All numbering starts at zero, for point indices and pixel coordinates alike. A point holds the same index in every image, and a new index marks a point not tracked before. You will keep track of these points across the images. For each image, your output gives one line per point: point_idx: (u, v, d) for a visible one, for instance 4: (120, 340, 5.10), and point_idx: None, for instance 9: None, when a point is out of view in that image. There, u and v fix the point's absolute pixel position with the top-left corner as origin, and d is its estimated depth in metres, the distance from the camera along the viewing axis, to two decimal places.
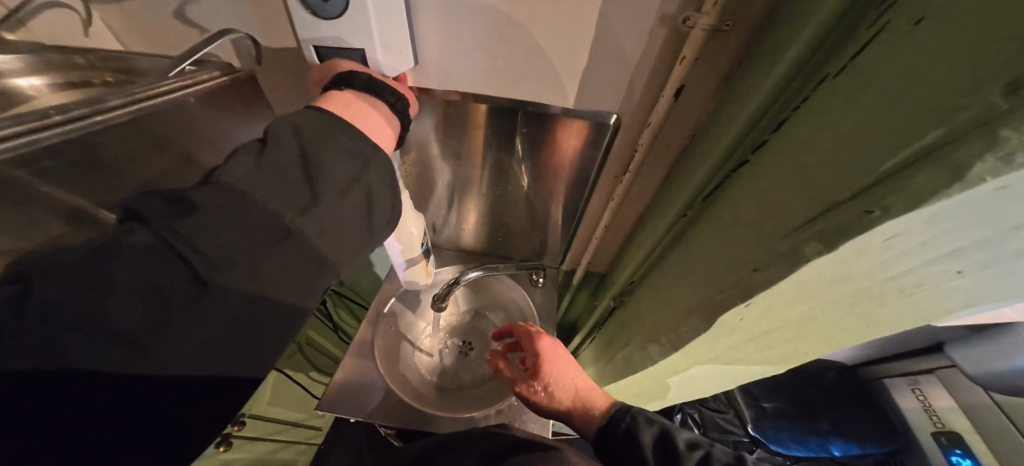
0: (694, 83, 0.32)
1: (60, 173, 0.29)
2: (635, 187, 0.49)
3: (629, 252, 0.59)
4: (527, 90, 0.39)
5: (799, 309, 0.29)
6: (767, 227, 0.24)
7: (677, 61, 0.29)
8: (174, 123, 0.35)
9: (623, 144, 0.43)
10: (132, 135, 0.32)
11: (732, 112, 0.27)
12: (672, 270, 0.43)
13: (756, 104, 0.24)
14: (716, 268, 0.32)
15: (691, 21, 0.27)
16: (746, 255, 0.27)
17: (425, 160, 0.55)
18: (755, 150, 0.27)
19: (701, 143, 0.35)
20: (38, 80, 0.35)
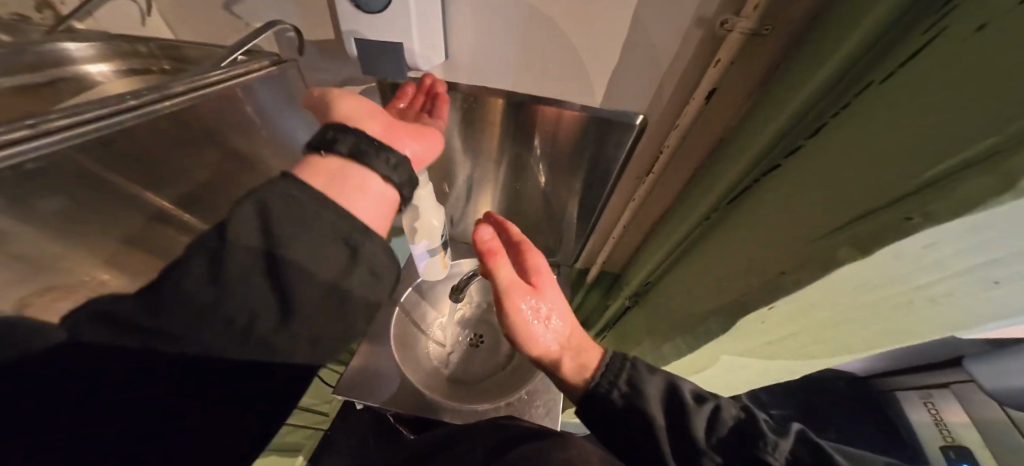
0: (728, 85, 0.32)
1: (115, 158, 0.30)
2: (658, 187, 0.49)
3: (646, 252, 0.60)
4: (556, 88, 0.39)
5: (823, 313, 0.30)
6: (797, 230, 0.25)
7: (712, 64, 0.30)
8: (218, 113, 0.36)
9: (649, 143, 0.43)
10: (181, 125, 0.33)
11: (767, 115, 0.28)
12: (692, 272, 0.43)
13: (795, 108, 0.24)
14: (740, 270, 0.32)
15: (729, 24, 0.27)
16: (773, 257, 0.27)
17: (446, 154, 0.56)
18: (789, 155, 0.27)
19: (729, 146, 0.35)
20: (107, 67, 0.38)
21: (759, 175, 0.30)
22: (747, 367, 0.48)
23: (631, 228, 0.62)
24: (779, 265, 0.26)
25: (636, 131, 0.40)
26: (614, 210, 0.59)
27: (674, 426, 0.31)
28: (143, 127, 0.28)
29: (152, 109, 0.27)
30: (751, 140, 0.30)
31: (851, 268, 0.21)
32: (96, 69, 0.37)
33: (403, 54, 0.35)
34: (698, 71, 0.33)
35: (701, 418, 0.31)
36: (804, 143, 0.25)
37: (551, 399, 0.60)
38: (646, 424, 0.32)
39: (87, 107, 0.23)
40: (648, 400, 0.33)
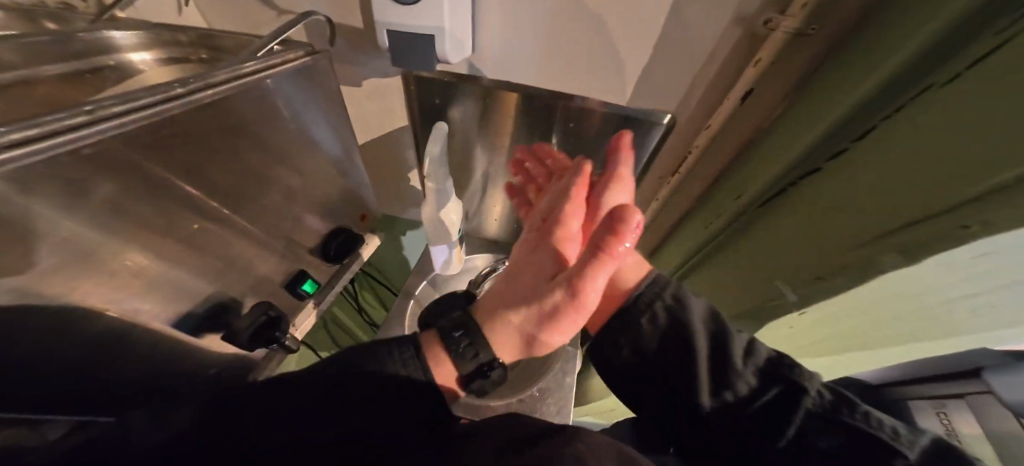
0: (763, 86, 0.31)
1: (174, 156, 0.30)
2: (682, 187, 0.49)
3: (666, 251, 0.60)
4: (584, 80, 0.40)
5: (854, 318, 0.29)
6: (842, 231, 0.24)
7: (751, 63, 0.29)
8: (263, 112, 0.37)
9: (676, 142, 0.43)
10: (225, 119, 0.33)
11: (805, 117, 0.27)
12: (718, 274, 0.43)
13: (835, 112, 0.23)
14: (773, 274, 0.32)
15: (773, 23, 0.26)
16: (813, 257, 0.27)
17: (465, 148, 0.57)
18: (830, 159, 0.25)
19: (758, 147, 0.35)
20: (149, 55, 0.39)
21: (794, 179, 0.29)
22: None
23: (649, 227, 0.61)
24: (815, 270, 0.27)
25: (658, 132, 0.40)
26: (634, 210, 0.59)
27: (713, 348, 0.29)
28: (188, 118, 0.29)
29: (201, 96, 0.27)
30: (785, 143, 0.29)
31: (901, 273, 0.21)
32: (138, 57, 0.39)
33: (434, 48, 0.36)
34: (734, 70, 0.32)
35: (742, 344, 0.29)
36: (846, 147, 0.24)
37: (563, 397, 0.61)
38: (688, 339, 0.30)
39: (139, 95, 0.24)
40: (689, 316, 0.31)
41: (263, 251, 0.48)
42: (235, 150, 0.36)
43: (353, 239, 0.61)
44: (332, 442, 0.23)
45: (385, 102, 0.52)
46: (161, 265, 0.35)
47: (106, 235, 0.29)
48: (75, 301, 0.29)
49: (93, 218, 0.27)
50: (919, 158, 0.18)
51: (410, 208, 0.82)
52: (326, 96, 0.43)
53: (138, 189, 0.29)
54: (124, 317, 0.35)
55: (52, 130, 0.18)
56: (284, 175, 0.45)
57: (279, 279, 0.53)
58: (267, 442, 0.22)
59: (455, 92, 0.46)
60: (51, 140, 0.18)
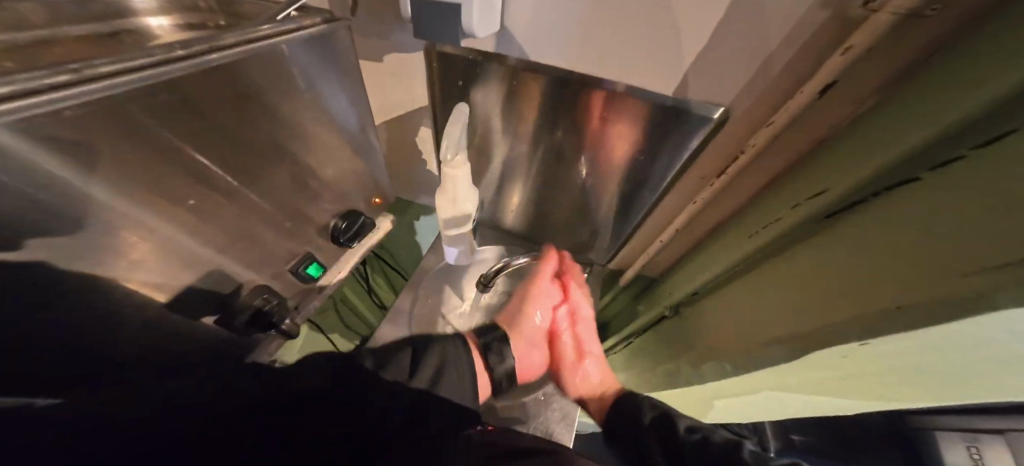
0: (850, 79, 0.27)
1: (187, 126, 0.29)
2: (728, 188, 0.45)
3: (698, 258, 0.56)
4: (629, 63, 0.36)
5: (913, 362, 0.25)
6: (930, 265, 0.19)
7: (840, 51, 0.24)
8: (280, 83, 0.35)
9: (731, 138, 0.39)
10: (237, 87, 0.31)
11: (903, 119, 0.23)
12: (760, 290, 0.39)
13: (945, 117, 0.19)
14: (830, 297, 0.28)
15: (877, 2, 0.21)
16: (887, 289, 0.22)
17: (485, 136, 0.54)
18: (932, 170, 0.20)
19: (835, 149, 0.31)
20: (167, 21, 0.37)
21: (877, 190, 0.25)
22: (787, 398, 0.43)
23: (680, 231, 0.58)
24: (897, 297, 0.21)
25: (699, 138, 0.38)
26: (669, 209, 0.56)
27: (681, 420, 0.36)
28: (204, 85, 0.28)
29: (204, 62, 0.26)
30: (874, 147, 0.25)
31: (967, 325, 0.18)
32: (155, 22, 0.37)
33: (460, 22, 0.32)
34: (812, 54, 0.28)
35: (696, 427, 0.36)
36: (965, 154, 0.18)
37: (568, 405, 0.58)
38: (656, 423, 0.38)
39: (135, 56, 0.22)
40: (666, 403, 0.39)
41: (276, 230, 0.47)
42: (251, 124, 0.35)
43: (362, 224, 0.60)
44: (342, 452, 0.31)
45: (407, 81, 0.50)
46: (187, 239, 0.36)
47: (140, 207, 0.29)
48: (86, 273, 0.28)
49: (116, 187, 0.26)
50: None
51: (424, 193, 0.81)
52: (346, 69, 0.41)
53: (154, 158, 0.28)
54: (137, 289, 0.34)
55: (35, 91, 0.17)
56: (300, 153, 0.43)
57: (290, 261, 0.53)
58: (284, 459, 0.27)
59: (480, 72, 0.43)
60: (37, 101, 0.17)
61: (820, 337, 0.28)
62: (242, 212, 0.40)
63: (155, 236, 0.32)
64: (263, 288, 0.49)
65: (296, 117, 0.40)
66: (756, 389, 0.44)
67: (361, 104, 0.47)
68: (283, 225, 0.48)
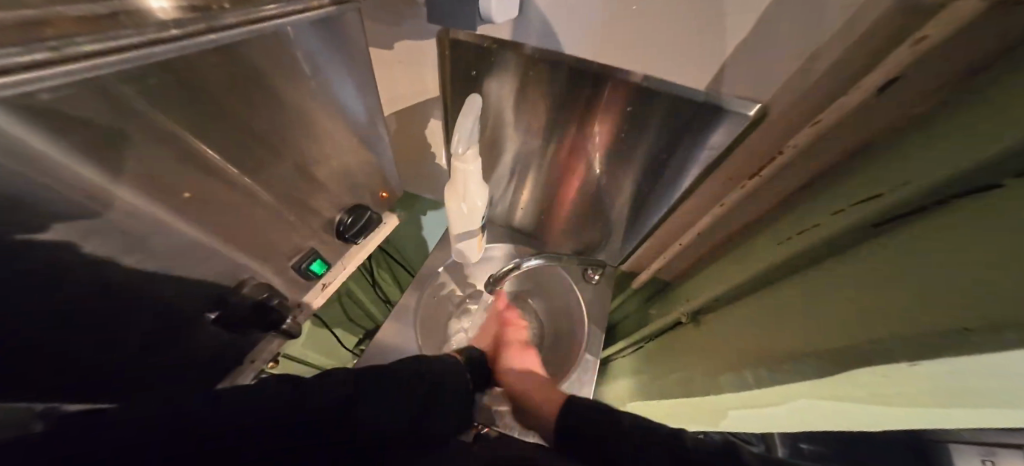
0: (918, 74, 0.24)
1: (187, 112, 0.27)
2: (762, 190, 0.43)
3: (721, 262, 0.54)
4: (659, 51, 0.33)
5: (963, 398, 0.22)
6: (981, 289, 0.17)
7: (912, 40, 0.22)
8: (283, 67, 0.33)
9: (768, 136, 0.37)
10: (238, 71, 0.29)
11: (973, 123, 0.20)
12: (794, 299, 0.37)
13: (1017, 125, 0.17)
14: (875, 311, 0.26)
15: None
16: (937, 310, 0.20)
17: (496, 130, 0.52)
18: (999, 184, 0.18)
19: (891, 153, 0.28)
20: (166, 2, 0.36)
21: (938, 201, 0.22)
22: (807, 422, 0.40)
23: (704, 233, 0.55)
24: (953, 319, 0.19)
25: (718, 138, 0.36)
26: (696, 209, 0.53)
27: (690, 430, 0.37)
28: (206, 70, 0.26)
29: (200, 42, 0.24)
30: (937, 153, 0.22)
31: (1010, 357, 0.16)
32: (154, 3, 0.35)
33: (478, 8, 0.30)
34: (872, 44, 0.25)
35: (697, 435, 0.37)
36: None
37: None
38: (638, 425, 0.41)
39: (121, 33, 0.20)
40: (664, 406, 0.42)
41: (280, 223, 0.46)
42: (253, 111, 0.33)
43: (368, 220, 0.59)
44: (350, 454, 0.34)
45: (416, 69, 0.48)
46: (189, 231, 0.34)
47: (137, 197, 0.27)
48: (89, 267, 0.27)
49: (115, 175, 0.25)
50: None
51: (432, 187, 0.79)
52: (353, 54, 0.39)
53: (154, 145, 0.26)
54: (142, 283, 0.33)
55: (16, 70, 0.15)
56: (305, 143, 0.42)
57: (294, 258, 0.52)
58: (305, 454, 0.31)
59: (494, 61, 0.40)
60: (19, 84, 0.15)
61: (861, 355, 0.26)
62: (244, 205, 0.39)
63: (157, 228, 0.31)
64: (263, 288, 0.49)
65: (301, 105, 0.38)
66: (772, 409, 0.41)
67: (368, 94, 0.46)
68: (288, 218, 0.46)
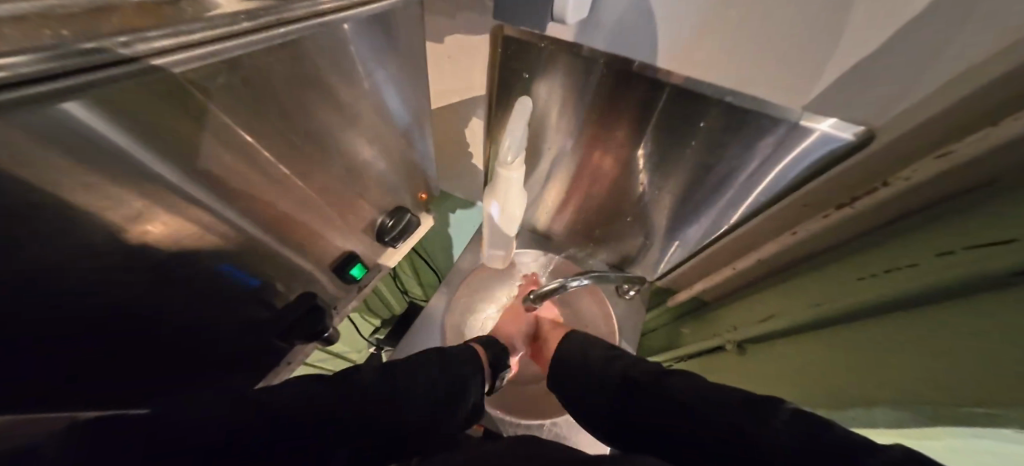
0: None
1: (246, 106, 0.26)
2: (848, 221, 0.40)
3: (779, 288, 0.51)
4: (749, 78, 0.29)
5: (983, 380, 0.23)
6: None
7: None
8: (339, 63, 0.31)
9: (867, 163, 0.33)
10: (296, 66, 0.28)
11: None
12: (869, 347, 0.34)
13: None
14: (973, 371, 0.23)
15: None
16: None
17: (540, 136, 0.49)
18: None
19: (996, 203, 0.25)
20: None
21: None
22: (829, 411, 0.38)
23: (762, 259, 0.52)
24: None
25: (767, 149, 0.36)
26: (763, 231, 0.50)
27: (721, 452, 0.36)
28: (263, 68, 0.25)
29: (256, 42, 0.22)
30: None
31: None
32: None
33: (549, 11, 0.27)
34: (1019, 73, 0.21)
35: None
36: None
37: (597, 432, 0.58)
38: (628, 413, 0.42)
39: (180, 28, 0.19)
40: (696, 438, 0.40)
41: (318, 218, 0.45)
42: (307, 110, 0.32)
43: (408, 222, 0.61)
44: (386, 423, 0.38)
45: (464, 66, 0.46)
46: (233, 227, 0.34)
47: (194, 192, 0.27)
48: (133, 256, 0.27)
49: (177, 165, 0.25)
50: None
51: (464, 186, 0.78)
52: (407, 49, 0.37)
53: (212, 139, 0.26)
54: (185, 271, 0.34)
55: (75, 63, 0.14)
56: (351, 141, 0.41)
57: (332, 257, 0.54)
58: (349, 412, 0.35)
59: (547, 61, 0.37)
60: (79, 76, 0.14)
61: (953, 413, 0.24)
62: (287, 202, 0.38)
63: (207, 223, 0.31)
64: (312, 292, 0.54)
65: (352, 104, 0.37)
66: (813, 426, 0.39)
67: (413, 95, 0.45)
68: (326, 215, 0.46)
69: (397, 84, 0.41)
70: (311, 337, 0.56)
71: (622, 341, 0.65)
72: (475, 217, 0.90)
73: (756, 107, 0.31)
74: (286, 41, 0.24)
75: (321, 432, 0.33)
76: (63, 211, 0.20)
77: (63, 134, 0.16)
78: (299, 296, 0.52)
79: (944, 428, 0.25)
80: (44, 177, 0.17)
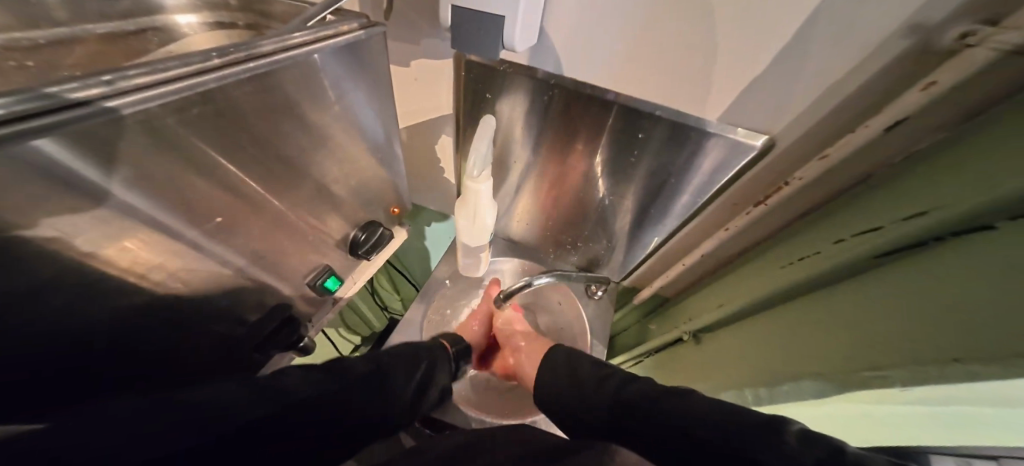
0: (917, 123, 0.26)
1: (222, 129, 0.28)
2: (764, 218, 0.46)
3: (721, 280, 0.57)
4: (676, 91, 0.35)
5: (879, 338, 0.27)
6: (966, 325, 0.20)
7: (920, 85, 0.23)
8: (311, 92, 0.34)
9: (774, 169, 0.39)
10: (272, 91, 0.30)
11: (960, 179, 0.22)
12: (797, 326, 0.39)
13: (991, 198, 0.20)
14: (876, 342, 0.28)
15: (978, 35, 0.19)
16: (936, 348, 0.22)
17: (505, 149, 0.53)
18: (964, 233, 0.22)
19: (876, 197, 0.31)
20: (195, 19, 0.38)
21: (916, 242, 0.26)
22: (745, 383, 0.45)
23: (705, 257, 0.58)
24: (954, 350, 0.21)
25: (702, 163, 0.41)
26: (699, 233, 0.57)
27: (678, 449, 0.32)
28: (247, 94, 0.28)
29: (239, 72, 0.26)
30: (917, 199, 0.26)
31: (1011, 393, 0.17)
32: (183, 20, 0.38)
33: (502, 34, 0.30)
34: (878, 91, 0.27)
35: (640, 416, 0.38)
36: (996, 226, 0.20)
37: None
38: (604, 377, 0.43)
39: (170, 64, 0.22)
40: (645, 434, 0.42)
41: (292, 236, 0.46)
42: (282, 134, 0.35)
43: (381, 236, 0.62)
44: (362, 428, 0.38)
45: (431, 88, 0.49)
46: (210, 246, 0.35)
47: (165, 213, 0.28)
48: (110, 279, 0.27)
49: (150, 184, 0.25)
50: None
51: (437, 199, 0.80)
52: (375, 73, 0.40)
53: (182, 165, 0.27)
54: (165, 293, 0.33)
55: (50, 104, 0.17)
56: (323, 162, 0.43)
57: (309, 274, 0.54)
58: (326, 420, 0.34)
59: (507, 83, 0.42)
60: (67, 113, 0.17)
61: (862, 381, 0.28)
62: (259, 221, 0.39)
63: (179, 245, 0.31)
64: (287, 304, 0.53)
65: (326, 125, 0.39)
66: (742, 388, 0.45)
67: (383, 115, 0.47)
68: (298, 234, 0.47)
69: (368, 105, 0.43)
70: (290, 347, 0.54)
71: (594, 341, 0.68)
72: (449, 230, 0.93)
73: (682, 120, 0.36)
74: (263, 72, 0.28)
75: (315, 439, 0.33)
76: (39, 232, 0.20)
77: (43, 164, 0.18)
78: (276, 308, 0.51)
79: (855, 394, 0.29)
80: (25, 198, 0.18)
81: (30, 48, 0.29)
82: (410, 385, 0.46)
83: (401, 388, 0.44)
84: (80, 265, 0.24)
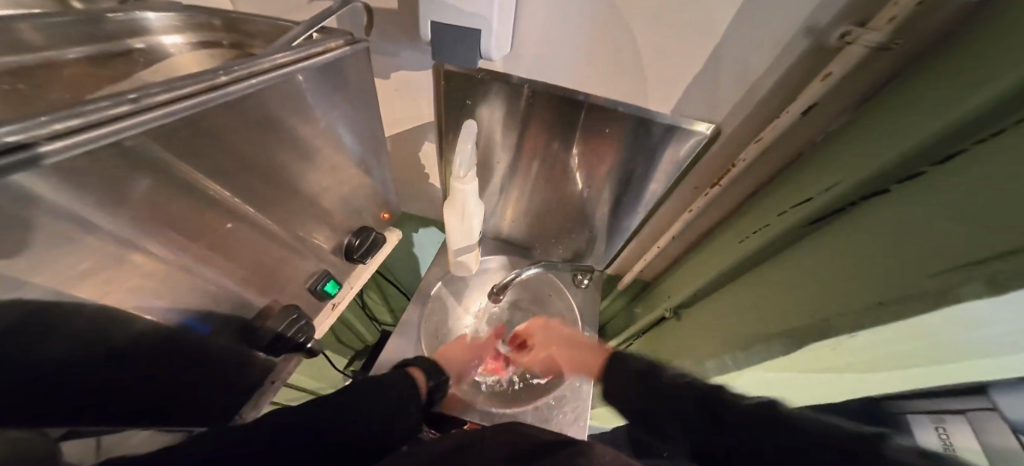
0: (825, 104, 0.32)
1: (220, 140, 0.30)
2: (723, 198, 0.52)
3: (692, 259, 0.62)
4: (637, 88, 0.40)
5: (819, 294, 0.32)
6: (882, 266, 0.25)
7: (819, 77, 0.29)
8: (301, 104, 0.36)
9: (725, 154, 0.45)
10: (267, 102, 0.32)
11: (861, 150, 0.28)
12: (757, 289, 0.43)
13: (884, 163, 0.25)
14: (818, 297, 0.32)
15: (851, 35, 0.26)
16: (863, 295, 0.26)
17: (487, 151, 0.56)
18: (872, 197, 0.27)
19: (806, 168, 0.37)
20: (181, 39, 0.39)
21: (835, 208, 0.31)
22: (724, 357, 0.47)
23: (677, 239, 0.64)
24: (878, 295, 0.24)
25: (665, 153, 0.46)
26: (669, 218, 0.62)
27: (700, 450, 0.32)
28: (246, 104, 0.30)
29: (249, 84, 0.29)
30: (831, 170, 0.31)
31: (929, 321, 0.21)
32: (169, 40, 0.39)
33: (480, 42, 0.34)
34: (795, 77, 0.33)
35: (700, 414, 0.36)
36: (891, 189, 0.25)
37: (579, 405, 0.63)
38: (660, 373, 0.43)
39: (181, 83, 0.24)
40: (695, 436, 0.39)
41: (285, 246, 0.47)
42: (276, 143, 0.36)
43: (373, 241, 0.63)
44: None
45: (412, 97, 0.51)
46: (208, 259, 0.36)
47: (165, 225, 0.29)
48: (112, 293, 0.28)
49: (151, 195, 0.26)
50: (966, 202, 0.18)
51: (424, 205, 0.82)
52: (359, 83, 0.42)
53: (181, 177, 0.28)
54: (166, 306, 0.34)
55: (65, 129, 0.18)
56: (313, 171, 0.44)
57: (307, 278, 0.54)
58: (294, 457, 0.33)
59: (484, 89, 0.45)
60: (79, 137, 0.18)
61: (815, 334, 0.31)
62: (255, 230, 0.40)
63: (178, 258, 0.32)
64: (295, 306, 0.51)
65: (316, 134, 0.41)
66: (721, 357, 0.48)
67: (367, 125, 0.49)
68: (290, 245, 0.47)
69: (354, 114, 0.45)
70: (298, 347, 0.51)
71: (585, 327, 0.71)
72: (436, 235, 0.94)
73: (644, 115, 0.41)
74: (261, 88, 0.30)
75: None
76: (48, 241, 0.21)
77: (26, 188, 0.18)
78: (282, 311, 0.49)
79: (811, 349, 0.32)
80: (39, 211, 0.19)
81: (21, 71, 0.29)
82: (395, 415, 0.45)
83: (386, 410, 0.44)
84: (88, 279, 0.25)
